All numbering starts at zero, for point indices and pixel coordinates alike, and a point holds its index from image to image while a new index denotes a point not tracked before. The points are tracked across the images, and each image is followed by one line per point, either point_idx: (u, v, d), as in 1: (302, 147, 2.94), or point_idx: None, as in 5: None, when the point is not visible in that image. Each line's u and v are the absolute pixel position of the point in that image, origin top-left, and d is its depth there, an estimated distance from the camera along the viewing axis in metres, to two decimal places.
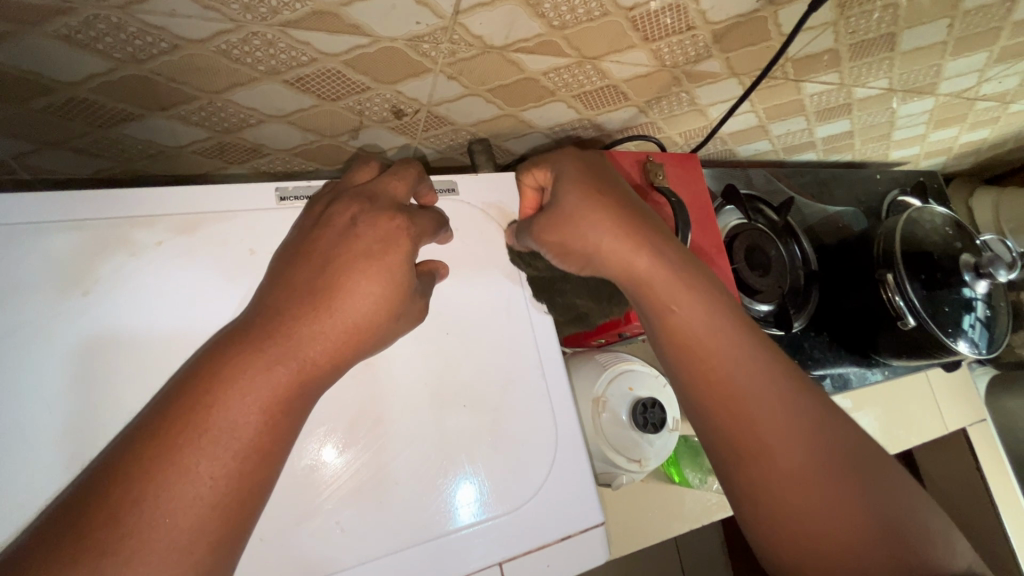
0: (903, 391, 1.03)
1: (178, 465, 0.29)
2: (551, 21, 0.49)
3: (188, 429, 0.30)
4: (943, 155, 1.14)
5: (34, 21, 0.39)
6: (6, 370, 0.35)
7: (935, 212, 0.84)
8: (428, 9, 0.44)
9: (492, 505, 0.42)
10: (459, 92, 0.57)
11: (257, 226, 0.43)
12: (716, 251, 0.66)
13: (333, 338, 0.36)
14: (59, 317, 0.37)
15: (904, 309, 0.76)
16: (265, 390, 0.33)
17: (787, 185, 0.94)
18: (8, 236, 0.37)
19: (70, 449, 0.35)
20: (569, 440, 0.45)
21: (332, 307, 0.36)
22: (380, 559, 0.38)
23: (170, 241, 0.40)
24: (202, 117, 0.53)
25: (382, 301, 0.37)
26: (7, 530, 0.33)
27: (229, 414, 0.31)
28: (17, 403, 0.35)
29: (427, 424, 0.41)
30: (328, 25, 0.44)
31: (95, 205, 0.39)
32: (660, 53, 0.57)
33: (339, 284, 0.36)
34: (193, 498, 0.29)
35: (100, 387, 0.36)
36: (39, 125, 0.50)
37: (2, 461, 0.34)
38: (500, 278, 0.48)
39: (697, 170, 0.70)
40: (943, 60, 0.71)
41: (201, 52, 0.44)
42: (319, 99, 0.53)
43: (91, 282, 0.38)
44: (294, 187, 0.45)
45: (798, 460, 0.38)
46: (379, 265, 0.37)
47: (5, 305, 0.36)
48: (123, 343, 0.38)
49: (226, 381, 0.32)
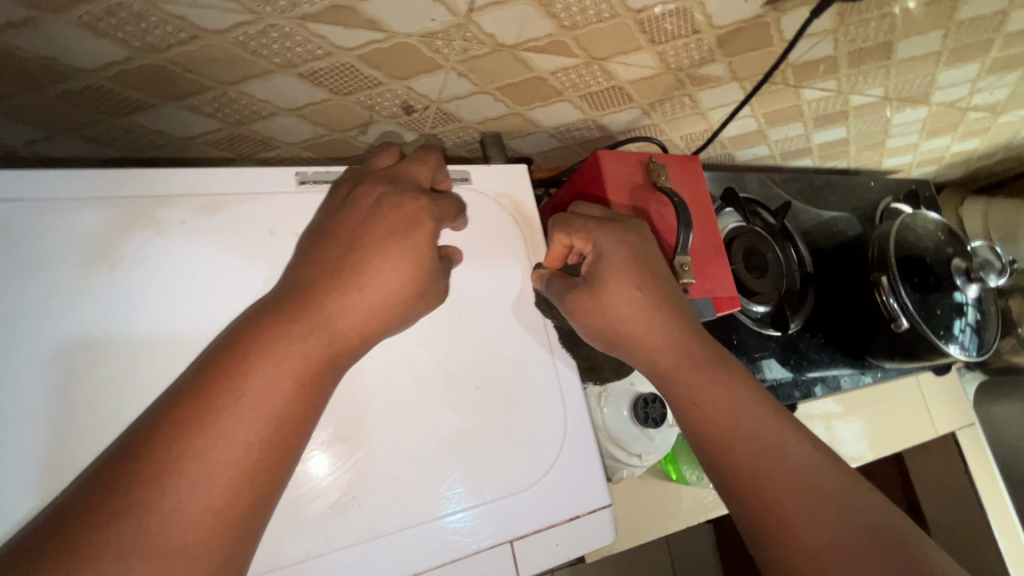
0: (894, 394, 1.05)
1: (214, 427, 0.31)
2: (561, 21, 0.50)
3: (224, 395, 0.32)
4: (934, 164, 1.16)
5: (57, 8, 0.39)
6: (30, 344, 0.36)
7: (927, 217, 0.87)
8: (443, 6, 0.45)
9: (504, 483, 0.42)
10: (469, 90, 0.58)
11: (277, 209, 0.44)
12: (716, 251, 0.67)
13: (358, 315, 0.37)
14: (85, 290, 0.38)
15: (897, 311, 0.78)
16: (296, 361, 0.35)
17: (783, 189, 0.96)
18: (35, 212, 0.38)
19: (92, 423, 0.36)
20: (578, 424, 0.46)
21: (359, 284, 0.38)
22: (396, 532, 0.39)
23: (194, 221, 0.41)
24: (215, 108, 0.53)
25: (406, 281, 0.39)
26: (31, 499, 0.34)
27: (262, 382, 0.33)
28: (40, 377, 0.36)
29: (442, 402, 0.42)
30: (345, 19, 0.45)
31: (121, 184, 0.40)
32: (665, 56, 0.59)
33: (365, 263, 0.38)
34: (229, 460, 0.31)
35: (120, 363, 0.37)
36: (53, 112, 0.50)
37: (25, 432, 0.35)
38: (511, 266, 0.49)
39: (698, 170, 0.71)
40: (937, 70, 0.73)
41: (219, 42, 0.45)
42: (331, 93, 0.54)
43: (117, 258, 0.39)
44: (314, 171, 0.46)
45: (822, 542, 0.38)
46: (404, 245, 0.39)
47: (31, 280, 0.37)
48: (144, 321, 0.38)
49: (259, 351, 0.34)
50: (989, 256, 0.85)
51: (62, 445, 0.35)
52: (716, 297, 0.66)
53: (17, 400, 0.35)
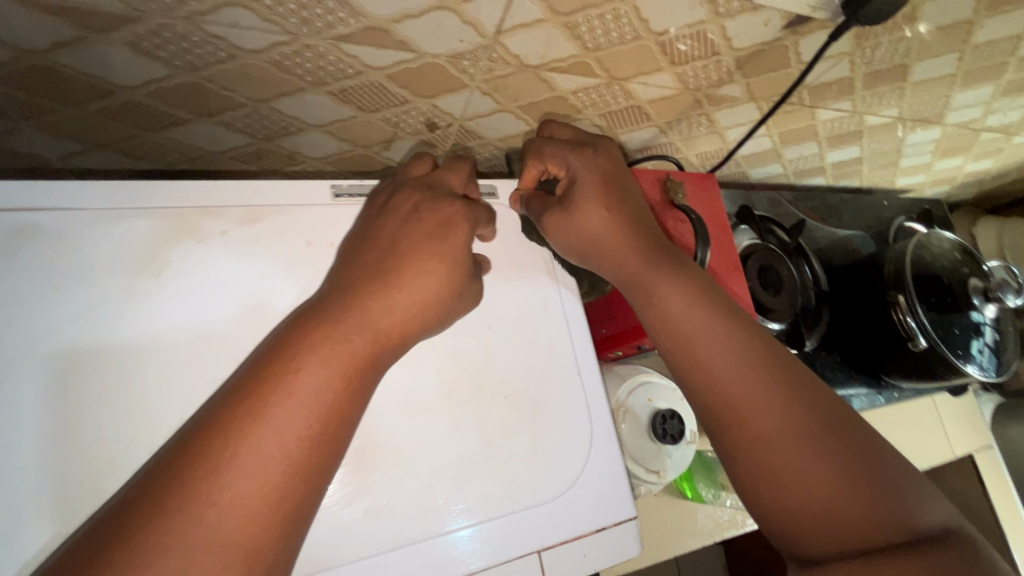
0: (910, 414, 1.04)
1: (270, 423, 0.32)
2: (585, 43, 0.51)
3: (276, 392, 0.33)
4: (947, 184, 1.17)
5: (104, 28, 0.41)
6: (76, 350, 0.37)
7: (942, 236, 0.87)
8: (473, 28, 0.47)
9: (532, 493, 0.42)
10: (491, 108, 0.59)
11: (314, 221, 0.45)
12: (734, 268, 0.68)
13: (398, 312, 0.38)
14: (132, 296, 0.39)
15: (915, 330, 0.77)
16: (343, 359, 0.35)
17: (796, 208, 0.97)
18: (84, 222, 0.39)
19: (133, 427, 0.37)
20: (603, 435, 0.46)
21: (397, 287, 0.38)
22: (429, 540, 0.39)
23: (234, 231, 0.42)
24: (247, 124, 0.55)
25: (443, 283, 0.40)
26: (74, 501, 0.35)
27: (313, 379, 0.34)
28: (85, 382, 0.37)
29: (473, 406, 0.43)
30: (377, 39, 0.46)
31: (165, 196, 0.41)
32: (684, 77, 0.60)
33: (403, 267, 0.39)
34: (283, 453, 0.32)
35: (160, 369, 0.38)
36: (95, 127, 0.52)
37: (70, 435, 0.36)
38: (538, 278, 0.50)
39: (715, 188, 0.72)
40: (951, 92, 0.74)
41: (255, 61, 0.46)
42: (358, 110, 0.56)
43: (163, 266, 0.40)
44: (348, 184, 0.47)
45: (768, 424, 0.42)
46: (440, 249, 0.40)
47: (79, 286, 0.38)
48: (183, 327, 0.39)
49: (307, 346, 0.35)
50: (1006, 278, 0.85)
51: (111, 450, 0.36)
52: None
53: (70, 407, 0.36)
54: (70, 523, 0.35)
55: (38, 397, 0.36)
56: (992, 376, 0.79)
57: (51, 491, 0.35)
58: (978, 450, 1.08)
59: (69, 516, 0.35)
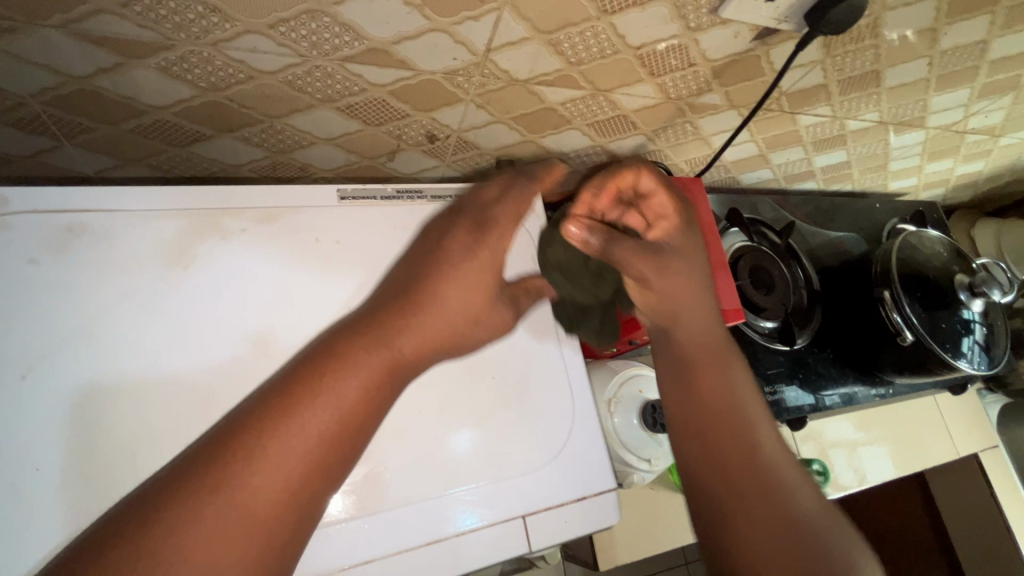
0: (911, 413, 1.04)
1: (299, 424, 0.34)
2: (568, 58, 0.56)
3: (307, 395, 0.35)
4: (941, 187, 1.19)
5: (140, 55, 0.47)
6: (113, 333, 0.42)
7: (930, 236, 0.89)
8: (464, 47, 0.52)
9: (518, 463, 0.48)
10: (486, 120, 0.64)
11: (324, 220, 0.50)
12: (722, 267, 0.71)
13: (426, 337, 0.42)
14: (163, 286, 0.44)
15: (902, 325, 0.80)
16: (372, 372, 0.38)
17: (789, 211, 0.99)
18: (120, 220, 0.44)
19: (161, 402, 0.41)
20: (586, 415, 0.52)
21: (428, 309, 0.42)
22: (424, 500, 0.44)
23: (252, 229, 0.47)
24: (263, 139, 0.61)
25: (465, 310, 0.44)
26: (111, 464, 0.39)
27: (345, 389, 0.36)
28: (119, 360, 0.41)
29: (478, 396, 0.48)
30: (379, 60, 0.51)
31: (190, 198, 0.46)
32: (665, 87, 0.64)
33: (428, 294, 0.43)
34: (307, 456, 0.34)
35: (188, 350, 0.43)
36: (128, 143, 0.58)
37: (108, 406, 0.40)
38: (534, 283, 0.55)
39: (704, 192, 0.75)
40: (928, 95, 0.78)
41: (271, 81, 0.52)
42: (364, 124, 0.61)
43: (189, 259, 0.45)
44: (352, 188, 0.52)
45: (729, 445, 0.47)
46: (464, 278, 0.45)
47: (118, 275, 0.43)
48: (208, 314, 0.44)
49: (342, 357, 0.37)
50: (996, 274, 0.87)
51: (142, 422, 0.41)
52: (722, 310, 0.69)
53: (107, 384, 0.41)
54: (107, 487, 0.39)
55: (85, 371, 0.40)
56: (981, 371, 0.81)
57: (93, 458, 0.39)
58: (984, 449, 1.08)
59: (107, 478, 0.39)
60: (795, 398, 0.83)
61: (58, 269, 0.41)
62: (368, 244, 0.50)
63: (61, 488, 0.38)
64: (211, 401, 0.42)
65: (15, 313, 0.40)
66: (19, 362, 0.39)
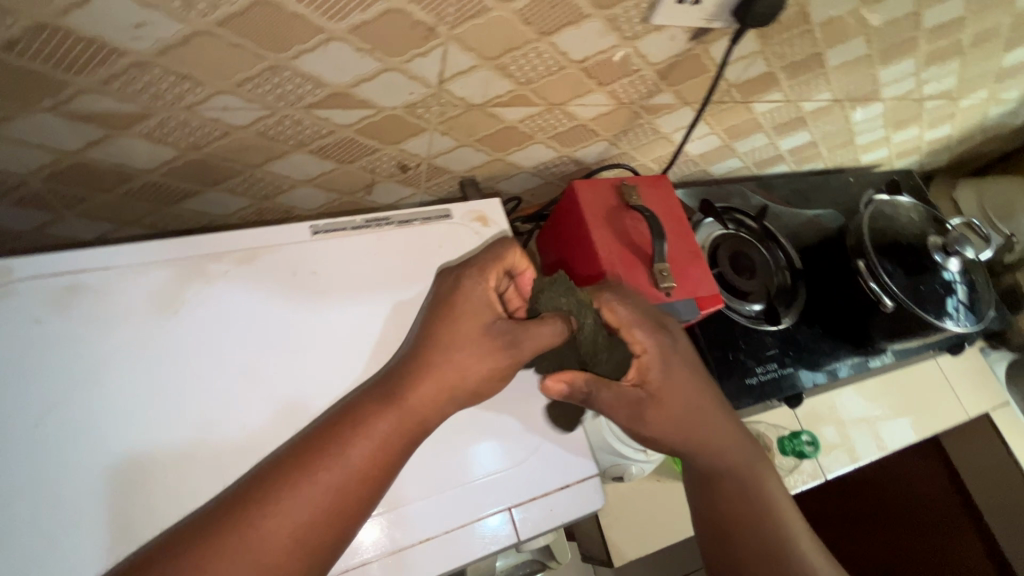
0: (913, 380, 1.05)
1: (309, 485, 0.41)
2: (518, 78, 0.60)
3: (319, 458, 0.42)
4: (915, 154, 1.21)
5: (123, 125, 0.51)
6: (113, 379, 0.45)
7: (899, 202, 0.91)
8: (418, 81, 0.56)
9: (502, 458, 0.51)
10: (452, 144, 0.68)
11: (300, 254, 0.54)
12: (696, 255, 0.73)
13: (433, 400, 0.47)
14: (157, 331, 0.47)
15: (880, 292, 0.81)
16: (380, 439, 0.44)
17: (763, 195, 1.02)
18: (112, 275, 0.48)
19: (164, 438, 0.44)
20: (561, 408, 0.55)
21: (436, 372, 0.47)
22: (420, 501, 0.48)
23: (234, 270, 0.51)
24: (246, 188, 0.65)
25: (468, 356, 0.48)
26: (120, 499, 0.42)
27: (357, 457, 0.43)
28: (120, 404, 0.44)
29: (480, 420, 0.52)
30: (341, 102, 0.56)
31: (176, 248, 0.50)
32: (616, 93, 0.68)
33: (440, 354, 0.48)
34: (317, 515, 0.41)
35: (184, 387, 0.46)
36: (121, 207, 0.62)
37: (113, 447, 0.43)
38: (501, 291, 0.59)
39: (669, 187, 0.79)
40: (875, 69, 0.81)
41: (245, 134, 0.56)
42: (338, 163, 0.65)
43: (179, 304, 0.48)
44: (324, 223, 0.56)
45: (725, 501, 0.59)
46: (462, 325, 0.50)
47: (114, 325, 0.46)
48: (200, 353, 0.47)
49: (353, 426, 0.44)
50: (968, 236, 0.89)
51: (152, 457, 0.44)
52: (700, 298, 0.70)
53: (112, 427, 0.44)
54: (119, 519, 0.42)
55: (90, 418, 0.43)
56: (967, 327, 0.82)
57: (108, 496, 0.42)
58: (993, 407, 1.08)
59: (118, 513, 0.42)
60: (793, 375, 0.83)
61: (62, 325, 0.45)
62: (344, 271, 0.54)
63: (85, 529, 0.41)
64: (212, 431, 0.45)
65: (25, 367, 0.43)
66: (32, 414, 0.43)
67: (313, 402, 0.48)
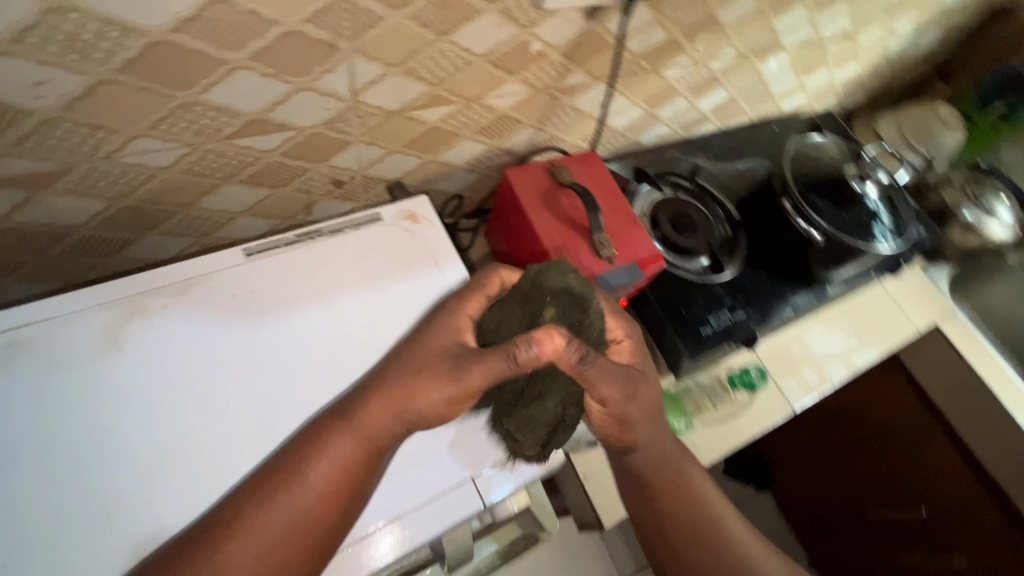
0: (865, 306, 1.10)
1: (269, 509, 0.45)
2: (429, 79, 0.62)
3: (280, 484, 0.46)
4: (832, 95, 1.28)
5: (45, 184, 0.52)
6: (65, 423, 0.45)
7: (809, 141, 0.97)
8: (331, 97, 0.58)
9: (462, 429, 0.55)
10: (381, 153, 0.70)
11: (235, 276, 0.55)
12: (633, 220, 0.77)
13: (391, 420, 0.49)
14: (101, 370, 0.48)
15: (807, 229, 0.86)
16: (337, 459, 0.47)
17: (693, 155, 1.06)
18: (49, 325, 0.49)
19: (124, 469, 0.45)
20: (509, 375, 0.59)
21: (389, 394, 0.50)
22: (398, 477, 0.52)
23: (172, 302, 0.52)
24: (184, 227, 0.66)
25: (425, 378, 0.50)
26: (87, 535, 0.43)
27: (317, 477, 0.47)
28: (75, 444, 0.45)
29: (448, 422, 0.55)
30: (260, 129, 0.57)
31: (110, 289, 0.51)
32: (529, 80, 0.71)
33: (396, 378, 0.51)
34: (280, 536, 0.45)
35: (138, 417, 0.47)
36: (59, 266, 0.62)
37: (73, 487, 0.44)
38: (438, 276, 0.61)
39: (597, 161, 0.82)
40: (769, 20, 0.86)
41: (171, 174, 0.57)
42: (271, 188, 0.66)
43: (120, 341, 0.49)
44: (255, 245, 0.57)
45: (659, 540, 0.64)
46: (421, 349, 0.52)
47: (57, 371, 0.47)
48: (150, 384, 0.49)
49: (312, 449, 0.47)
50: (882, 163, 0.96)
51: (114, 491, 0.44)
52: (641, 259, 0.74)
53: (71, 470, 0.44)
54: (89, 553, 0.42)
55: (46, 463, 0.44)
56: (892, 246, 0.87)
57: (74, 533, 0.43)
58: (939, 319, 1.15)
59: (88, 548, 0.42)
60: (746, 318, 0.87)
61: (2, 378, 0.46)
62: (281, 284, 0.56)
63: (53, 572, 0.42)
64: (171, 457, 0.46)
65: None
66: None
67: (270, 409, 0.50)
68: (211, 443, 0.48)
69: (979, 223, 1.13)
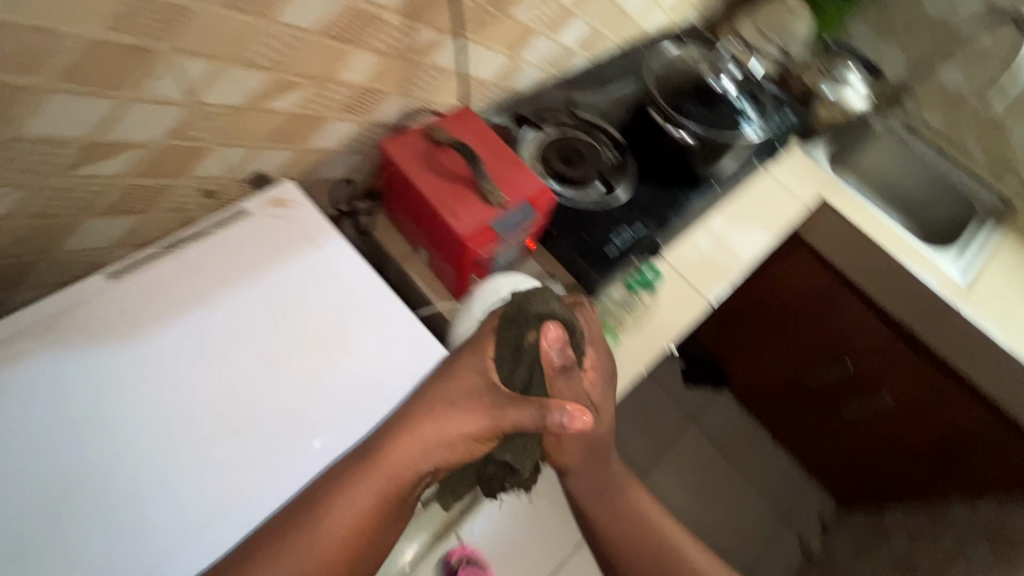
0: (759, 191, 1.18)
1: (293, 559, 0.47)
2: (267, 65, 0.61)
3: (303, 532, 0.48)
4: (690, 7, 1.33)
5: None
6: None
7: (664, 56, 1.04)
8: (166, 104, 0.56)
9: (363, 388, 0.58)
10: (246, 153, 0.68)
11: (103, 298, 0.55)
12: (515, 164, 0.80)
13: (417, 461, 0.53)
14: None
15: (682, 133, 0.94)
16: (365, 503, 0.51)
17: (570, 91, 1.08)
18: None
19: (22, 505, 0.45)
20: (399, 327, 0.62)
21: (416, 431, 0.54)
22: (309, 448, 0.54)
23: (40, 338, 0.52)
24: (56, 276, 0.63)
25: (460, 419, 0.55)
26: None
27: (349, 517, 0.50)
28: None
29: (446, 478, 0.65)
30: (99, 153, 0.55)
31: None
32: (376, 47, 0.70)
33: (425, 416, 0.55)
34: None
35: (28, 454, 0.47)
36: None
37: None
38: (312, 253, 0.63)
39: (471, 115, 0.83)
40: None
41: (16, 222, 0.54)
42: (137, 214, 0.64)
43: None
44: (117, 267, 0.57)
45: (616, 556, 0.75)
46: (447, 394, 0.56)
47: None
48: (31, 421, 0.48)
49: (338, 491, 0.50)
50: (733, 66, 1.06)
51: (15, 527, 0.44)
52: (531, 197, 0.77)
53: None
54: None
55: None
56: (758, 135, 0.97)
57: None
58: (824, 188, 1.25)
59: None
60: (650, 230, 0.92)
61: None
62: (153, 295, 0.56)
63: None
64: (72, 483, 0.47)
65: None
66: None
67: (165, 414, 0.51)
68: (161, 474, 0.49)
69: (840, 97, 1.26)
